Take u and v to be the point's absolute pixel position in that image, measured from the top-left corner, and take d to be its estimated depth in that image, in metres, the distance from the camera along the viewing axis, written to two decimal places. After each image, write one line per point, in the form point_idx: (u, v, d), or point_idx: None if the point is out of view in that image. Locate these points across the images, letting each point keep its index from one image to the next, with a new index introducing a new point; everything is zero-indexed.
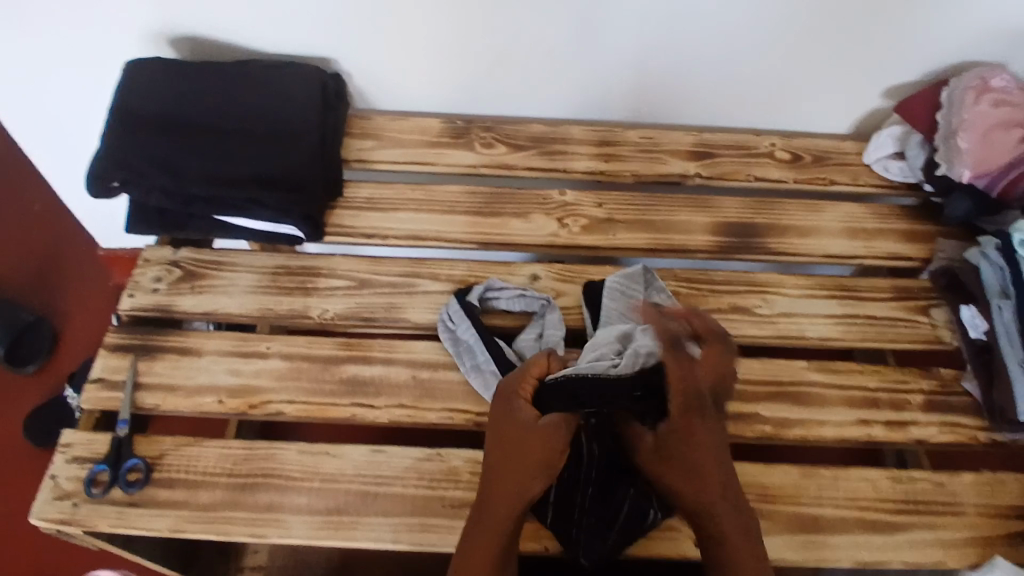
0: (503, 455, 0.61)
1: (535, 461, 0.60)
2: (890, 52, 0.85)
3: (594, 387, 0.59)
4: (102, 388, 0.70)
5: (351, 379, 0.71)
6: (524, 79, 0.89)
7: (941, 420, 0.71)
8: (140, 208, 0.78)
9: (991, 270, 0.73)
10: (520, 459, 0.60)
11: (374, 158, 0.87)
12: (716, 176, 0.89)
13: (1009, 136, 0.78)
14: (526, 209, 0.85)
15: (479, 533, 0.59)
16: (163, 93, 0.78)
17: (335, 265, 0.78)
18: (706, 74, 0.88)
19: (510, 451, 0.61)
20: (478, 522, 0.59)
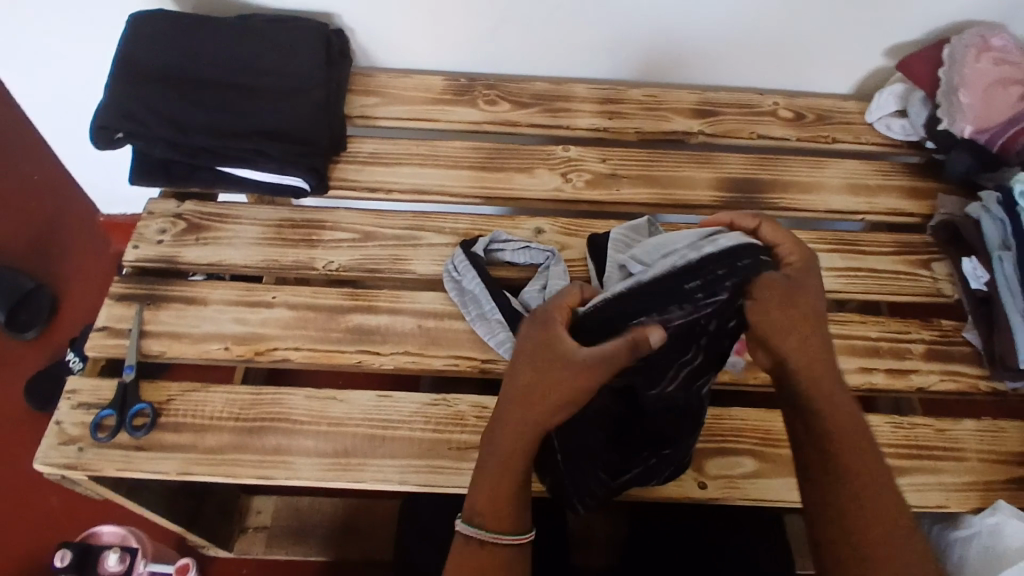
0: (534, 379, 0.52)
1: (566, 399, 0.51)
2: (895, 9, 0.85)
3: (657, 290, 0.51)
4: (107, 335, 0.70)
5: (356, 327, 0.71)
6: (528, 36, 0.88)
7: (941, 369, 0.72)
8: (144, 160, 0.77)
9: (992, 222, 0.74)
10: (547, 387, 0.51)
11: (377, 114, 0.87)
12: (719, 134, 0.89)
13: (1008, 93, 0.78)
14: (530, 165, 0.85)
15: (501, 459, 0.53)
16: (164, 43, 0.77)
17: (340, 217, 0.78)
18: (710, 32, 0.88)
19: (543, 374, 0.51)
20: (499, 442, 0.53)
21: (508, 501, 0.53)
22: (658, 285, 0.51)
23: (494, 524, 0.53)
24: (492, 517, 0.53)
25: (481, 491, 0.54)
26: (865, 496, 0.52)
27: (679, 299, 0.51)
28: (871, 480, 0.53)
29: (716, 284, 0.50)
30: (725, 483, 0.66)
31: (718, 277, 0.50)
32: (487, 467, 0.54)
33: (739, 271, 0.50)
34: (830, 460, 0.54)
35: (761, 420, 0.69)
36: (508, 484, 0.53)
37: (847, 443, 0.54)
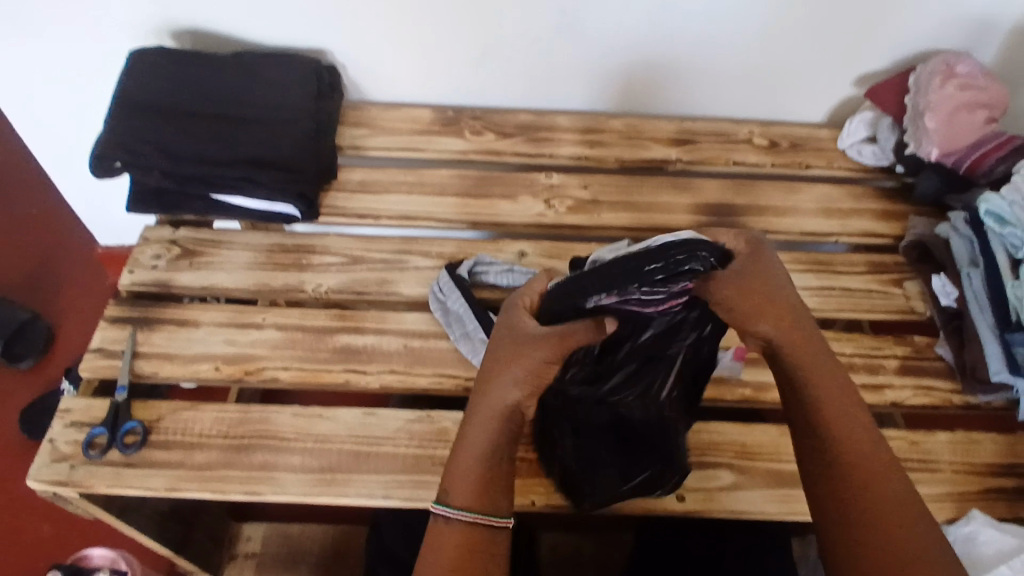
0: (501, 363, 0.57)
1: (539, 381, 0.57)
2: (859, 42, 0.90)
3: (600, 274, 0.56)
4: (101, 357, 0.72)
5: (344, 347, 0.73)
6: (511, 70, 0.93)
7: (915, 383, 0.75)
8: (140, 189, 0.80)
9: (960, 242, 0.77)
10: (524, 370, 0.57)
11: (367, 145, 0.90)
12: (697, 161, 0.92)
13: (974, 117, 0.81)
14: (514, 191, 0.88)
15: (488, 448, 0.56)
16: (162, 78, 0.81)
17: (329, 242, 0.81)
18: (686, 64, 0.92)
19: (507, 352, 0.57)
20: (481, 427, 0.56)
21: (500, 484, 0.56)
22: (611, 268, 0.56)
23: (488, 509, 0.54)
24: (481, 500, 0.54)
25: (461, 476, 0.55)
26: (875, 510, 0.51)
27: (629, 286, 0.55)
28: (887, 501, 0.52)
29: (667, 266, 0.54)
30: (703, 496, 0.68)
31: (669, 265, 0.54)
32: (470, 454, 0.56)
33: (669, 256, 0.54)
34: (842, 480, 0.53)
35: (739, 434, 0.71)
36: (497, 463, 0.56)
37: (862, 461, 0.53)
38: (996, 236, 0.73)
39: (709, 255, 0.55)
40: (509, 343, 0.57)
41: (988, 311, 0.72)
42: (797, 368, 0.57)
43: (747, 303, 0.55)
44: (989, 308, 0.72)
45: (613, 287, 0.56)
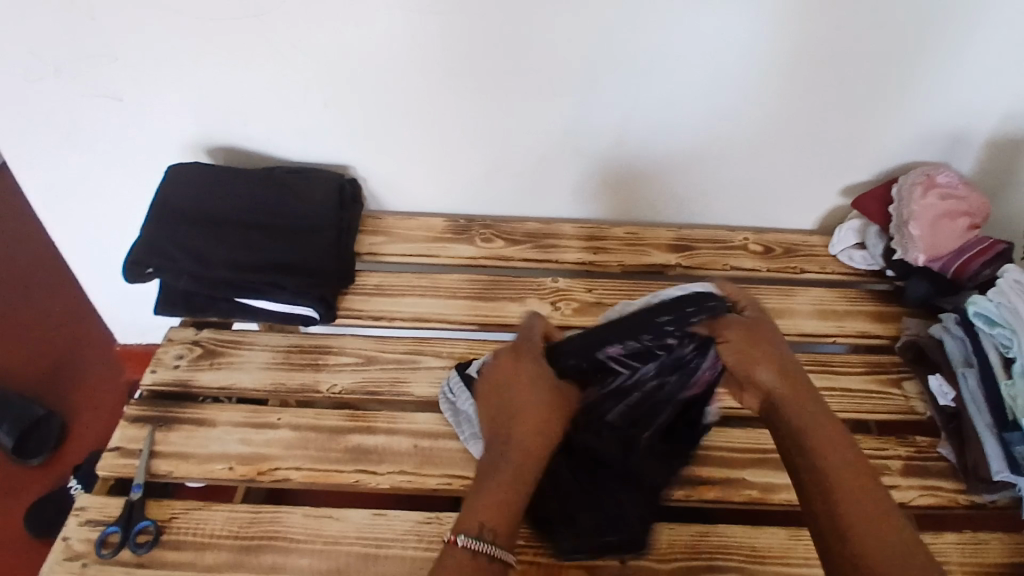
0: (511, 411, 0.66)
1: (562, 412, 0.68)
2: (841, 156, 0.97)
3: (632, 324, 0.70)
4: (120, 455, 0.74)
5: (355, 447, 0.75)
6: (518, 183, 1.00)
7: (920, 485, 0.75)
8: (168, 292, 0.85)
9: (953, 341, 0.79)
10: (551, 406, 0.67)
11: (383, 252, 0.96)
12: (696, 266, 0.97)
13: (955, 225, 0.86)
14: (522, 294, 0.92)
15: (505, 473, 0.62)
16: (196, 190, 0.87)
17: (345, 343, 0.84)
18: (681, 176, 0.99)
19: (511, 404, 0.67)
20: (500, 467, 0.63)
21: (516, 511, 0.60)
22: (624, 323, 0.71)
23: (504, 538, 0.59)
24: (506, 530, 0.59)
25: (484, 505, 0.60)
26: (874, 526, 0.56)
27: (640, 334, 0.69)
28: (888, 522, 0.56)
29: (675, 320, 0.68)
30: None
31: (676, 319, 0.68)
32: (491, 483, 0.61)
33: (699, 305, 0.69)
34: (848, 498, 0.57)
35: (748, 537, 0.71)
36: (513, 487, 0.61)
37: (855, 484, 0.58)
38: (988, 337, 0.76)
39: (716, 303, 0.69)
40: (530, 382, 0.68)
41: (986, 412, 0.73)
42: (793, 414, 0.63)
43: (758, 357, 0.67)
44: (986, 410, 0.73)
45: (621, 336, 0.70)
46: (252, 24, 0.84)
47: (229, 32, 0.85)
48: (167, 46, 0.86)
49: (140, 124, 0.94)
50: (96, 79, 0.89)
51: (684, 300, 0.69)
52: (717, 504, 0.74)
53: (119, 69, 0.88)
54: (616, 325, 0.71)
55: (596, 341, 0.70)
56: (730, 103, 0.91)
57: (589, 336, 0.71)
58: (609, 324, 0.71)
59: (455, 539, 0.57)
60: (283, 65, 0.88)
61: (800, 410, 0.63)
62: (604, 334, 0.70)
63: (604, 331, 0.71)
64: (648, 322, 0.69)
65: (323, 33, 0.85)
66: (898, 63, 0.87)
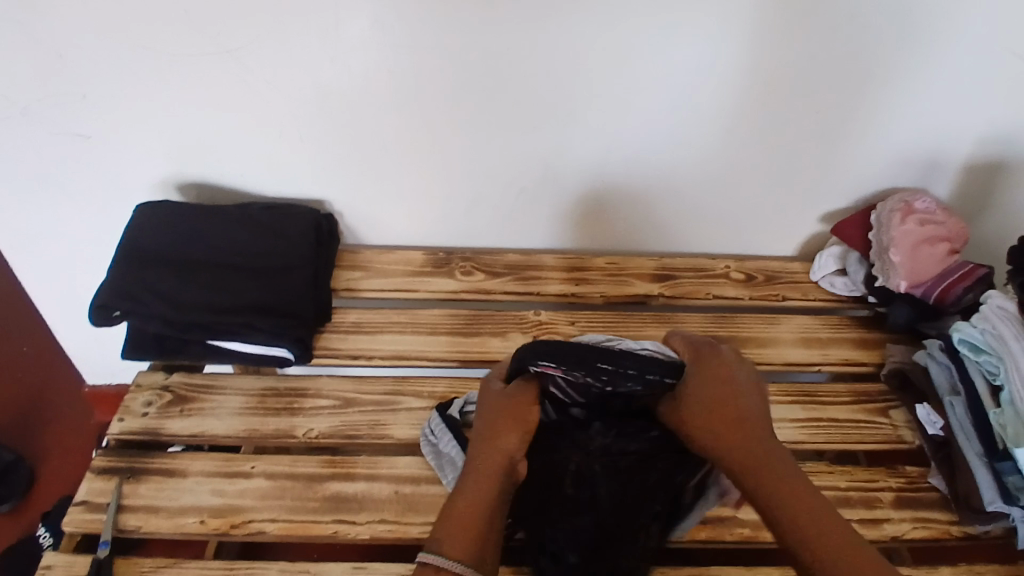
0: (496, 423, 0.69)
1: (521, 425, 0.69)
2: (820, 184, 0.97)
3: (576, 357, 0.67)
4: (85, 510, 0.70)
5: (334, 495, 0.72)
6: (499, 215, 0.99)
7: (912, 517, 0.75)
8: (137, 335, 0.82)
9: (939, 368, 0.79)
10: (508, 425, 0.69)
11: (361, 287, 0.94)
12: (678, 295, 0.96)
13: (934, 251, 0.86)
14: (504, 328, 0.90)
15: (477, 487, 0.64)
16: (167, 229, 0.85)
17: (322, 385, 0.82)
18: (661, 205, 0.99)
19: (505, 417, 0.69)
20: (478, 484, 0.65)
21: (477, 527, 0.61)
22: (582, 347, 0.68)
23: (459, 555, 0.59)
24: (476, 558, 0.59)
25: (452, 526, 0.61)
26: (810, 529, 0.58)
27: (575, 368, 0.67)
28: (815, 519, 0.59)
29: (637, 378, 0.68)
30: None
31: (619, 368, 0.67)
32: (454, 503, 0.63)
33: (641, 369, 0.68)
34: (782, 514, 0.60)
35: None
36: (485, 494, 0.64)
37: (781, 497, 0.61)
38: (974, 363, 0.76)
39: (659, 374, 0.69)
40: (496, 404, 0.71)
41: (975, 440, 0.73)
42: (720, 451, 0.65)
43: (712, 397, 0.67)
44: (975, 437, 0.73)
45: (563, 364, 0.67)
46: (225, 59, 0.82)
47: (201, 68, 0.83)
48: (139, 83, 0.84)
49: (110, 161, 0.91)
50: (64, 117, 0.86)
51: (634, 361, 0.68)
52: (708, 544, 0.73)
53: (89, 107, 0.86)
54: (576, 348, 0.68)
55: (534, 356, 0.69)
56: (709, 132, 0.91)
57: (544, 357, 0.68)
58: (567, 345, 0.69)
59: (419, 556, 0.59)
60: (257, 100, 0.86)
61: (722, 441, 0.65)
62: (554, 354, 0.68)
63: (556, 348, 0.68)
64: (594, 356, 0.67)
65: (298, 68, 0.83)
66: (870, 92, 0.88)
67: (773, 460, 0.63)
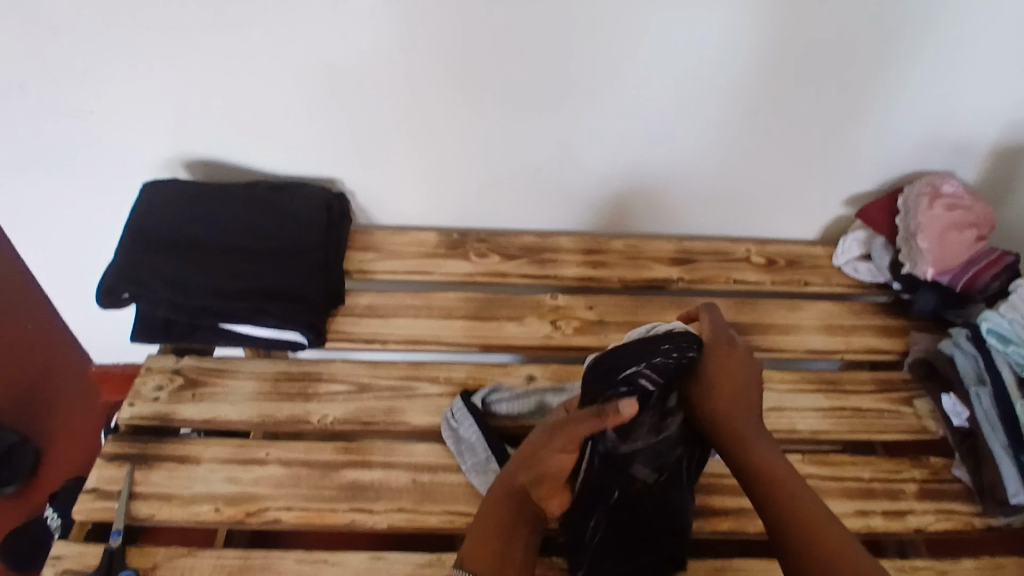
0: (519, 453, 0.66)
1: (538, 467, 0.65)
2: (845, 166, 0.94)
3: (636, 350, 0.64)
4: (97, 498, 0.69)
5: (349, 484, 0.71)
6: (514, 196, 0.96)
7: (937, 509, 0.74)
8: (146, 318, 0.80)
9: (965, 358, 0.78)
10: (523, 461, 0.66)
11: (373, 270, 0.91)
12: (698, 280, 0.94)
13: (963, 236, 0.84)
14: (520, 313, 0.89)
15: (486, 512, 0.64)
16: (176, 211, 0.82)
17: (335, 370, 0.80)
18: (679, 185, 0.96)
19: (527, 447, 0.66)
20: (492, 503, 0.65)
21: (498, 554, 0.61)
22: (626, 350, 0.64)
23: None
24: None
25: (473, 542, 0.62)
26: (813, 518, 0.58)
27: (653, 357, 0.64)
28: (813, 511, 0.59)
29: (681, 356, 0.65)
30: None
31: (675, 347, 0.65)
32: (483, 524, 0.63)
33: (684, 348, 0.65)
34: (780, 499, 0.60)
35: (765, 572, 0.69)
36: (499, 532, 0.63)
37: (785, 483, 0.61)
38: (1000, 354, 0.75)
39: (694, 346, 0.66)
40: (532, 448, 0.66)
41: (1001, 432, 0.72)
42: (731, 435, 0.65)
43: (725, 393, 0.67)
44: (1001, 429, 0.72)
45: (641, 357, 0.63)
46: (231, 33, 0.79)
47: (204, 40, 0.80)
48: (144, 59, 0.81)
49: (110, 140, 0.88)
50: (62, 92, 0.83)
51: (677, 335, 0.66)
52: (731, 536, 0.72)
53: (87, 81, 0.83)
54: (626, 351, 0.64)
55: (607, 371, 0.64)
56: (734, 112, 0.88)
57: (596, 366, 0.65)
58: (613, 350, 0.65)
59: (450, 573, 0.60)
60: (261, 74, 0.83)
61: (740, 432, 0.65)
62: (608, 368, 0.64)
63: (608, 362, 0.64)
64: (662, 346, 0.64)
65: (306, 41, 0.80)
66: (899, 70, 0.85)
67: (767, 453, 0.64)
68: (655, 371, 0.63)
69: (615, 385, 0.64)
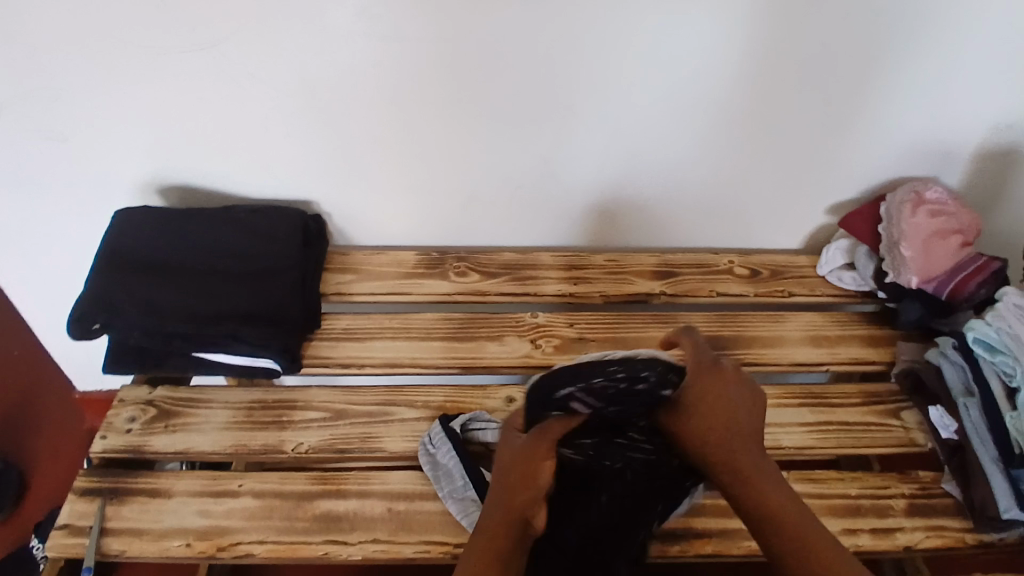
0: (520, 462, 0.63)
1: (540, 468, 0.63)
2: (828, 174, 0.93)
3: (584, 366, 0.67)
4: (66, 535, 0.68)
5: (324, 514, 0.69)
6: (494, 213, 0.95)
7: (926, 526, 0.72)
8: (119, 348, 0.79)
9: (953, 369, 0.76)
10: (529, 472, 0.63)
11: (351, 291, 0.90)
12: (681, 294, 0.93)
13: (947, 244, 0.83)
14: (500, 332, 0.87)
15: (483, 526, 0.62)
16: (148, 239, 0.81)
17: (311, 397, 0.79)
18: (660, 199, 0.95)
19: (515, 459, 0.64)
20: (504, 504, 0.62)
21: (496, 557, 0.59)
22: (563, 373, 0.67)
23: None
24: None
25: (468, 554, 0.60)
26: (829, 555, 0.56)
27: (594, 377, 0.65)
28: (820, 542, 0.57)
29: (652, 387, 0.66)
30: None
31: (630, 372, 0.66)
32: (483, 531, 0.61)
33: (641, 369, 0.66)
34: (787, 538, 0.58)
35: None
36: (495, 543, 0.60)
37: (787, 512, 0.60)
38: (989, 364, 0.73)
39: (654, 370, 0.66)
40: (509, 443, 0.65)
41: (990, 445, 0.70)
42: (726, 471, 0.63)
43: (714, 417, 0.65)
44: (991, 442, 0.70)
45: (581, 379, 0.65)
46: (200, 55, 0.79)
47: (179, 67, 0.79)
48: (117, 84, 0.81)
49: (87, 165, 0.87)
50: (35, 120, 0.82)
51: (638, 360, 0.68)
52: (714, 559, 0.70)
53: (61, 108, 0.82)
54: (569, 369, 0.67)
55: (547, 396, 0.66)
56: (715, 124, 0.87)
57: (540, 386, 0.67)
58: (551, 373, 0.68)
59: None
60: (236, 96, 0.82)
61: (735, 469, 0.62)
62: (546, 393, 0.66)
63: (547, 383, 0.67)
64: (611, 371, 0.66)
65: (280, 62, 0.80)
66: (879, 77, 0.84)
67: (766, 483, 0.62)
68: (592, 394, 0.65)
69: (557, 409, 0.65)
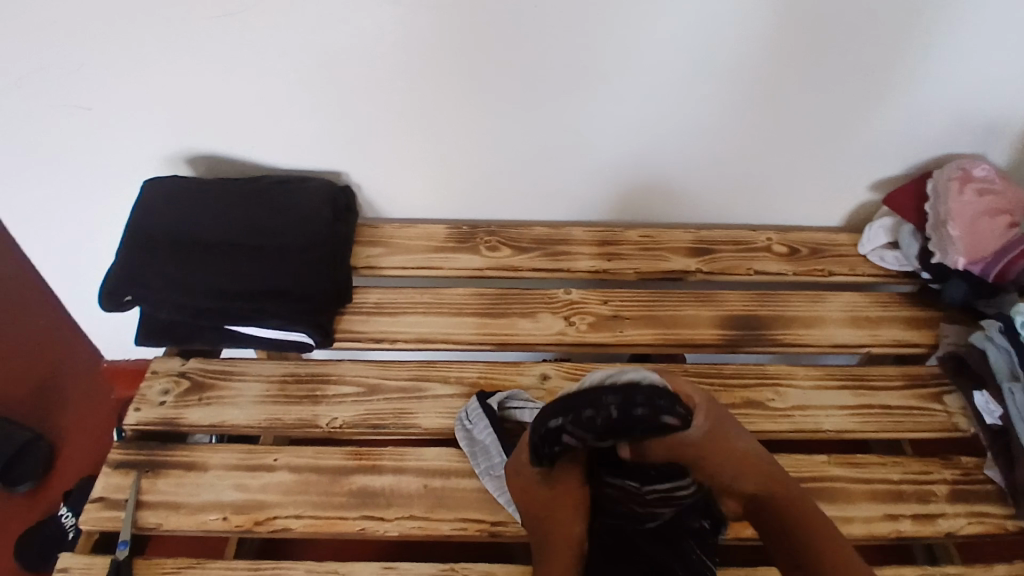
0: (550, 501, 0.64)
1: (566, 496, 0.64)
2: (872, 150, 0.90)
3: (579, 397, 0.61)
4: (103, 507, 0.68)
5: (360, 490, 0.69)
6: (525, 185, 0.93)
7: (967, 512, 0.71)
8: (150, 320, 0.79)
9: (997, 352, 0.73)
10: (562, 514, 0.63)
11: (382, 265, 0.89)
12: (717, 271, 0.91)
13: (997, 223, 0.80)
14: (533, 308, 0.86)
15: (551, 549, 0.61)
16: (177, 210, 0.80)
17: (345, 371, 0.78)
18: (695, 174, 0.92)
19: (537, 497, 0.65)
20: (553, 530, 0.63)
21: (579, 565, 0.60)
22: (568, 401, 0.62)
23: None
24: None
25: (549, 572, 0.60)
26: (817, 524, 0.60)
27: (585, 411, 0.60)
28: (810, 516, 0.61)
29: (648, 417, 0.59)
30: None
31: (626, 400, 0.60)
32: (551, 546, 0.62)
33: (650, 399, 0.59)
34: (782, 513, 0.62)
35: None
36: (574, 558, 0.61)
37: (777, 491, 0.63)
38: None
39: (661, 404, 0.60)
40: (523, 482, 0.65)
41: None
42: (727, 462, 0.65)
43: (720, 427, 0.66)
44: None
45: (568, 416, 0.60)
46: (225, 23, 0.76)
47: (203, 35, 0.77)
48: (139, 54, 0.78)
49: (111, 134, 0.86)
50: (56, 87, 0.80)
51: (639, 388, 0.60)
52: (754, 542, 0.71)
53: (82, 76, 0.80)
54: (567, 399, 0.62)
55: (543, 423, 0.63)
56: (754, 97, 0.84)
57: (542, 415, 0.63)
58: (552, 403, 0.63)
59: None
60: (260, 65, 0.80)
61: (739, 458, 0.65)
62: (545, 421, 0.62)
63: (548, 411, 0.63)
64: (605, 405, 0.59)
65: (304, 30, 0.77)
66: (933, 50, 0.80)
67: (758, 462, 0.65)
68: (580, 428, 0.60)
69: (550, 441, 0.62)
